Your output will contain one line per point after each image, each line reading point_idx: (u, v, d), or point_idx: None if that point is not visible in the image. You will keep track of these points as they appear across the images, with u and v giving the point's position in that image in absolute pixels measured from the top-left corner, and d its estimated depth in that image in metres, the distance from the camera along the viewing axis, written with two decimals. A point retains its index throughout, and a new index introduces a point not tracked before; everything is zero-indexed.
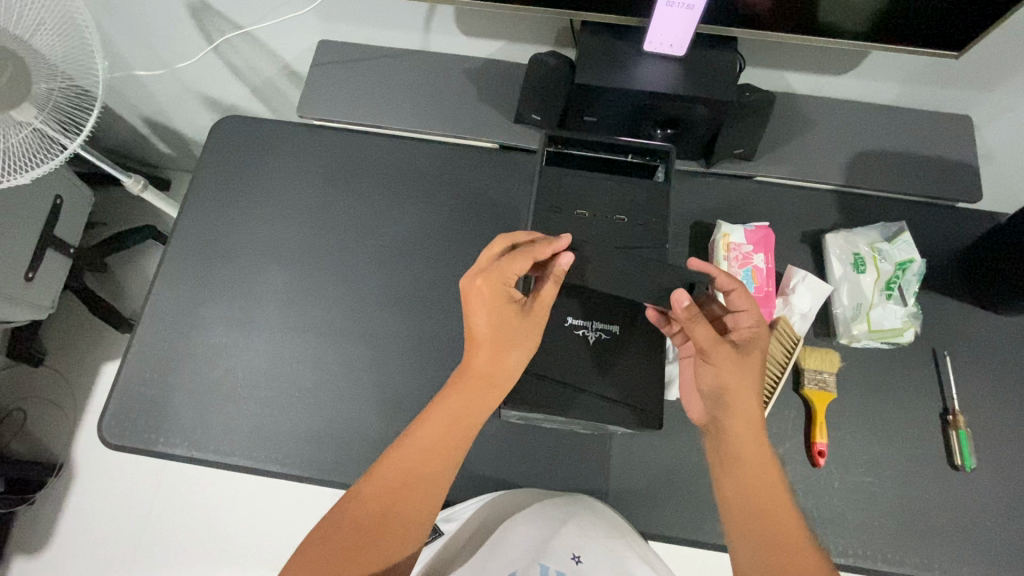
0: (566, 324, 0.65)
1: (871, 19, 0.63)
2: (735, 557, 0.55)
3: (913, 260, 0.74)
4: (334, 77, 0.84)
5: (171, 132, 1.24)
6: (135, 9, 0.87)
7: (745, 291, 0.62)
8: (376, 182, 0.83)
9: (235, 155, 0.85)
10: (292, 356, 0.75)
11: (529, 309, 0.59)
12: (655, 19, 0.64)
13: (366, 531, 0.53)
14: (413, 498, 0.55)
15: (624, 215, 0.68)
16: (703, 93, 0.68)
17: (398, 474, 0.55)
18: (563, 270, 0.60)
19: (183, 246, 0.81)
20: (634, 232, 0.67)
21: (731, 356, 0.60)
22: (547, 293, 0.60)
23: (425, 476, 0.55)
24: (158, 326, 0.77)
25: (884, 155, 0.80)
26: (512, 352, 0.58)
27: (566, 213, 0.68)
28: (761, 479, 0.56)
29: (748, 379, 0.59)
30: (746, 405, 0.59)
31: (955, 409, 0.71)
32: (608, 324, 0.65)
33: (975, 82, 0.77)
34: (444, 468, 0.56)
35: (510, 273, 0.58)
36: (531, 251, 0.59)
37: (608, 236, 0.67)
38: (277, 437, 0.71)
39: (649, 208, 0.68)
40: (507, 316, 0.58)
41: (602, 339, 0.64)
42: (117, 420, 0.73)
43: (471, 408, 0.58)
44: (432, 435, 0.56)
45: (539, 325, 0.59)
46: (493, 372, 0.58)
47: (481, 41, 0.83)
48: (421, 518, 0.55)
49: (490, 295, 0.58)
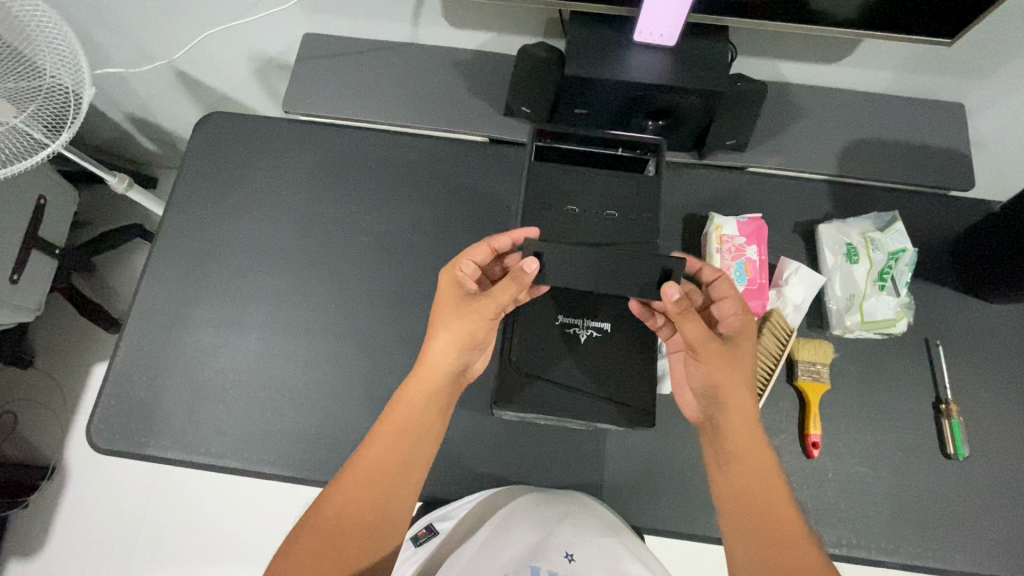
0: (557, 322, 0.64)
1: (865, 6, 0.62)
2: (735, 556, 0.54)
3: (906, 249, 0.73)
4: (320, 71, 0.83)
5: (157, 129, 1.22)
6: (115, 6, 0.85)
7: (729, 280, 0.63)
8: (365, 178, 0.82)
9: (221, 152, 0.84)
10: (282, 356, 0.74)
11: (478, 298, 0.60)
12: (645, 9, 0.63)
13: (328, 537, 0.53)
14: (371, 499, 0.55)
15: (615, 210, 0.67)
16: (694, 84, 0.67)
17: (364, 478, 0.55)
18: (522, 272, 0.56)
19: (169, 245, 0.79)
20: (624, 227, 0.67)
21: (719, 351, 0.60)
22: (499, 290, 0.58)
23: (387, 477, 0.55)
24: (145, 328, 0.76)
25: (877, 144, 0.80)
26: (456, 338, 0.60)
27: (556, 209, 0.67)
28: (758, 476, 0.56)
29: (736, 373, 0.60)
30: (739, 404, 0.59)
31: (947, 398, 0.71)
32: (602, 322, 0.65)
33: (969, 70, 0.76)
34: (405, 467, 0.57)
35: (470, 260, 0.63)
36: (492, 242, 0.63)
37: (598, 232, 0.66)
38: (269, 438, 0.71)
39: (640, 202, 0.67)
40: (454, 304, 0.61)
41: (593, 337, 0.64)
42: (106, 424, 0.72)
43: (425, 413, 0.59)
44: (391, 430, 0.57)
45: (484, 316, 0.60)
46: (440, 367, 0.60)
47: (470, 32, 0.82)
48: (378, 524, 0.54)
49: (446, 284, 0.62)
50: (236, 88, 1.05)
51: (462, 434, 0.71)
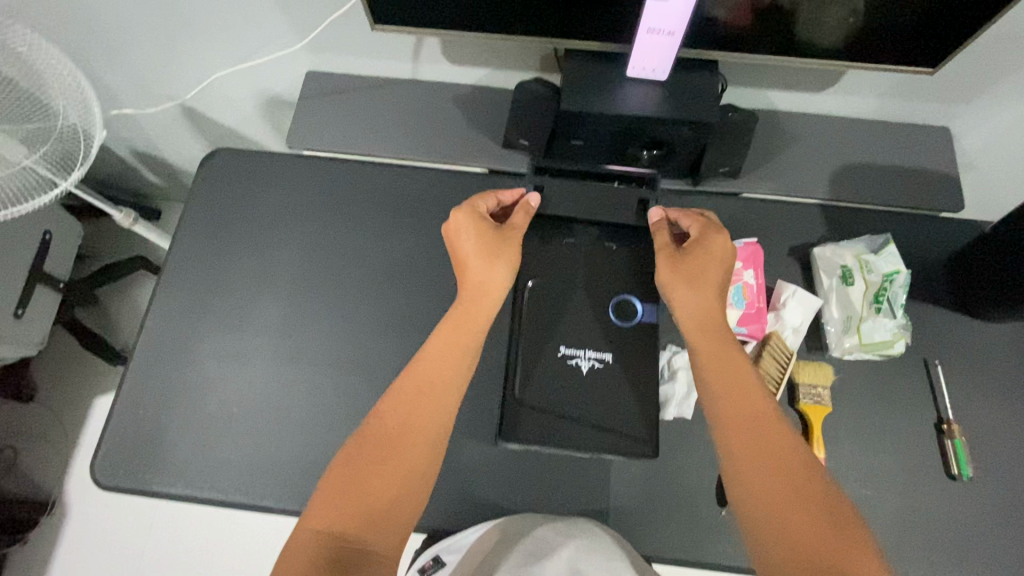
0: (560, 353, 0.66)
1: (849, 40, 0.65)
2: (724, 443, 0.58)
3: (899, 271, 0.73)
4: (324, 109, 0.86)
5: (162, 163, 1.25)
6: (125, 49, 0.88)
7: (690, 211, 0.69)
8: (367, 209, 0.83)
9: (225, 185, 0.85)
10: (286, 387, 0.74)
11: (504, 228, 0.65)
12: (636, 46, 0.66)
13: (363, 477, 0.54)
14: (423, 419, 0.57)
15: (612, 244, 0.72)
16: (686, 116, 0.69)
17: (409, 397, 0.58)
18: (532, 203, 0.68)
19: (173, 279, 0.80)
20: (621, 261, 0.71)
21: (672, 259, 0.65)
22: (519, 218, 0.66)
23: (432, 394, 0.58)
24: (149, 361, 0.76)
25: (867, 169, 0.82)
26: (497, 262, 0.63)
27: (556, 243, 0.71)
28: (723, 368, 0.61)
29: (687, 280, 0.64)
30: (689, 304, 0.64)
31: (949, 419, 0.72)
32: (602, 353, 0.66)
33: (952, 95, 0.79)
34: (433, 418, 0.57)
35: (481, 204, 0.67)
36: (498, 195, 0.69)
37: (596, 268, 0.70)
38: (273, 472, 0.70)
39: (635, 240, 0.73)
40: (488, 236, 0.64)
41: (595, 367, 0.66)
42: (110, 460, 0.72)
43: (457, 358, 0.60)
44: (427, 368, 0.59)
45: (515, 242, 0.65)
46: (481, 295, 0.63)
47: (468, 68, 0.85)
48: (432, 439, 0.57)
49: (468, 220, 0.65)
50: (239, 125, 1.07)
51: (467, 463, 0.71)
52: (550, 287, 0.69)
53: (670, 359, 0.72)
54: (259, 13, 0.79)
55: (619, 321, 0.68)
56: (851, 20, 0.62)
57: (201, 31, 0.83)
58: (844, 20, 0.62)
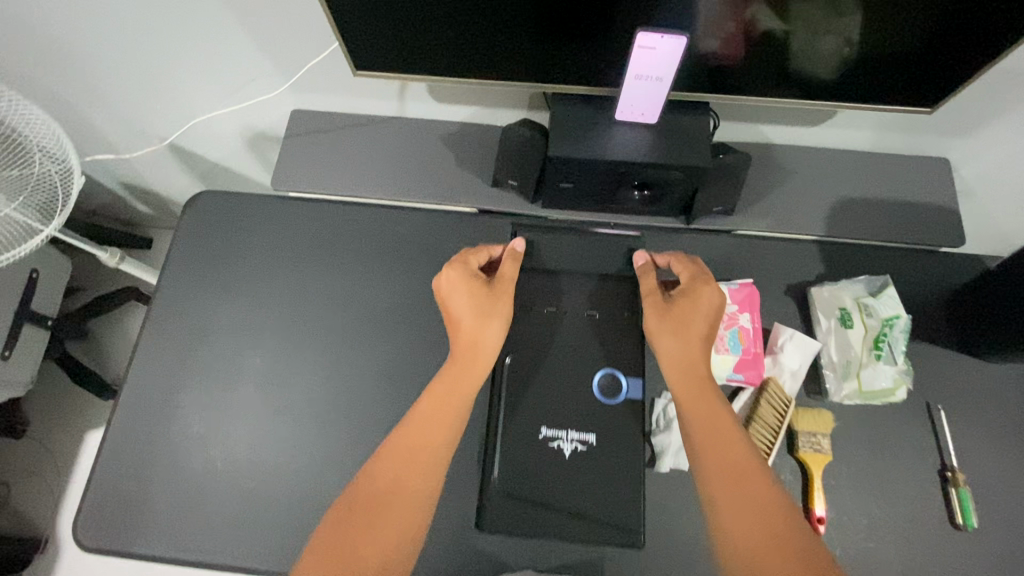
0: (541, 434, 0.63)
1: (845, 71, 0.62)
2: (711, 503, 0.56)
3: (899, 316, 0.71)
4: (310, 149, 0.84)
5: (151, 194, 1.23)
6: (108, 90, 0.87)
7: (682, 257, 0.68)
8: (352, 251, 0.81)
9: (210, 229, 0.83)
10: (272, 441, 0.72)
11: (492, 282, 0.64)
12: (624, 91, 0.64)
13: (346, 543, 0.52)
14: (416, 477, 0.55)
15: (596, 311, 0.68)
16: (677, 160, 0.68)
17: (395, 461, 0.56)
18: (519, 252, 0.67)
19: (156, 328, 0.78)
20: (606, 330, 0.67)
21: (659, 307, 0.64)
22: (507, 268, 0.65)
23: (419, 458, 0.56)
24: (133, 415, 0.74)
25: (864, 204, 0.80)
26: (486, 319, 0.62)
27: (535, 311, 0.68)
28: (708, 422, 0.59)
29: (672, 329, 0.63)
30: (675, 353, 0.62)
31: (953, 465, 0.70)
32: (585, 434, 0.63)
33: (949, 128, 0.77)
34: (421, 482, 0.55)
35: (473, 259, 0.67)
36: (486, 248, 0.69)
37: (578, 337, 0.67)
38: (259, 531, 0.69)
39: (622, 305, 0.69)
40: (476, 291, 0.63)
41: (578, 451, 0.62)
42: (92, 520, 0.70)
43: (447, 417, 0.58)
44: (417, 429, 0.57)
45: (504, 295, 0.63)
46: (472, 352, 0.61)
47: (455, 106, 0.83)
48: (420, 505, 0.55)
49: (454, 276, 0.64)
50: (226, 159, 1.05)
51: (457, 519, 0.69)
52: (538, 340, 0.67)
53: (665, 408, 0.71)
54: (240, 55, 0.77)
55: (605, 398, 0.64)
56: (845, 50, 0.59)
57: (184, 72, 0.82)
58: (837, 49, 0.59)
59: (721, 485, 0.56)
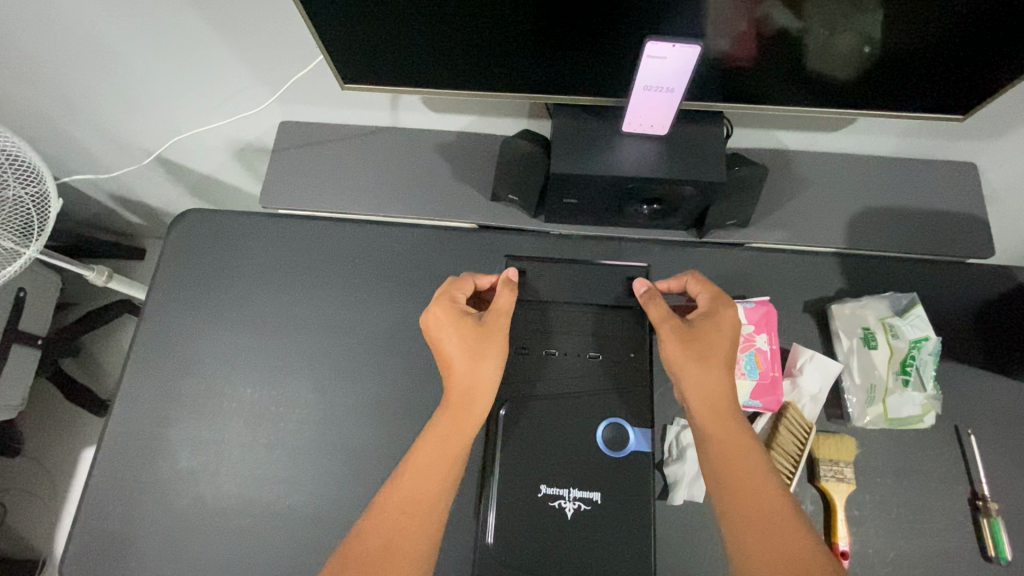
0: (541, 494, 0.58)
1: (863, 70, 0.57)
2: (739, 549, 0.52)
3: (928, 338, 0.67)
4: (300, 163, 0.80)
5: (141, 206, 1.19)
6: (87, 104, 0.82)
7: (699, 279, 0.64)
8: (345, 272, 0.77)
9: (196, 249, 0.79)
10: (266, 475, 0.69)
11: (484, 318, 0.61)
12: (632, 100, 0.60)
13: None
14: (412, 533, 0.53)
15: (598, 351, 0.64)
16: (690, 175, 0.64)
17: (390, 518, 0.53)
18: (512, 280, 0.63)
19: (142, 357, 0.75)
20: (611, 365, 0.63)
21: (680, 334, 0.60)
22: (500, 300, 0.62)
23: (416, 513, 0.54)
24: (120, 449, 0.71)
25: (885, 213, 0.76)
26: (479, 359, 0.59)
27: (534, 353, 0.64)
28: (735, 459, 0.55)
29: (695, 358, 0.59)
30: (698, 384, 0.58)
31: (985, 493, 0.66)
32: (589, 492, 0.58)
33: (978, 132, 0.72)
34: (417, 540, 0.53)
35: (459, 293, 0.64)
36: (476, 278, 0.66)
37: (580, 378, 0.63)
38: (252, 570, 0.66)
39: (629, 340, 0.64)
40: (467, 330, 0.60)
41: (582, 511, 0.58)
42: (79, 562, 0.67)
43: (442, 468, 0.56)
44: (412, 481, 0.55)
45: (498, 331, 0.60)
46: (466, 395, 0.58)
47: (452, 116, 0.79)
48: (420, 563, 0.52)
49: (443, 315, 0.61)
50: (215, 172, 1.01)
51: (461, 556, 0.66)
52: (541, 371, 0.63)
53: (678, 434, 0.67)
54: (222, 67, 0.73)
55: (611, 451, 0.60)
56: (864, 50, 0.54)
57: (165, 86, 0.78)
58: (856, 48, 0.54)
59: (751, 531, 0.52)
